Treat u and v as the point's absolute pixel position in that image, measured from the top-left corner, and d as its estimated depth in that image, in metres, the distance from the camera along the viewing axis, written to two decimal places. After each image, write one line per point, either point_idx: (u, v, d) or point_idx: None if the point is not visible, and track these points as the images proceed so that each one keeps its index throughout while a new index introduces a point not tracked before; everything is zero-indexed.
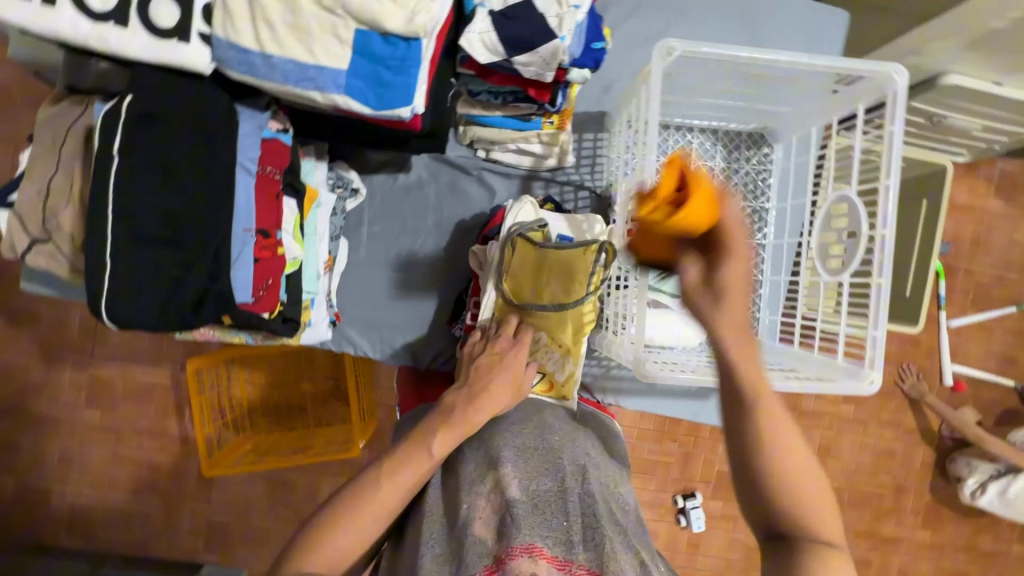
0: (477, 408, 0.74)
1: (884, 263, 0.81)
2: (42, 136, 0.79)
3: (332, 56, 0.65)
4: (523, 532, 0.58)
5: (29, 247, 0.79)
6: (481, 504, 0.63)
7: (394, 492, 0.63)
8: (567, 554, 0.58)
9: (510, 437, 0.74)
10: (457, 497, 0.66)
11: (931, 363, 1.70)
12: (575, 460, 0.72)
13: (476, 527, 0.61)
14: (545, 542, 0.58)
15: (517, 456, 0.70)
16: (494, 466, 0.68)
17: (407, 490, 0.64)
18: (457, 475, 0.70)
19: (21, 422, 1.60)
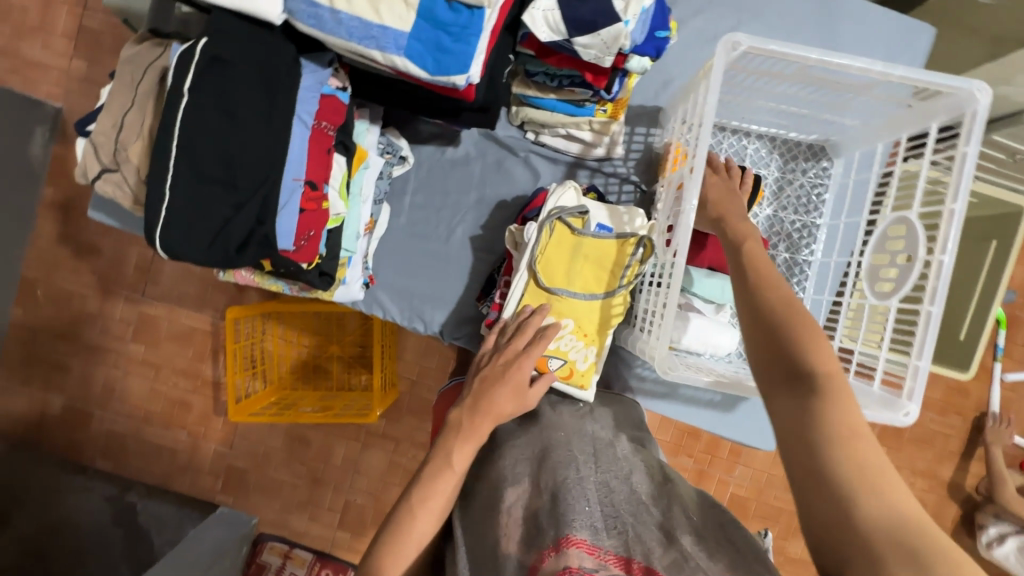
0: (482, 419, 0.74)
1: (937, 290, 0.77)
2: (123, 72, 0.83)
3: (396, 17, 0.67)
4: (548, 534, 0.56)
5: (99, 175, 0.84)
6: (505, 521, 0.63)
7: (424, 522, 0.67)
8: (596, 537, 0.55)
9: (517, 450, 0.75)
10: (483, 521, 0.67)
11: (978, 416, 1.61)
12: (584, 450, 0.72)
13: (504, 545, 0.60)
14: (575, 530, 0.55)
15: (529, 466, 0.71)
16: (510, 483, 0.68)
17: (436, 516, 0.68)
18: (479, 497, 0.71)
19: (73, 345, 1.71)
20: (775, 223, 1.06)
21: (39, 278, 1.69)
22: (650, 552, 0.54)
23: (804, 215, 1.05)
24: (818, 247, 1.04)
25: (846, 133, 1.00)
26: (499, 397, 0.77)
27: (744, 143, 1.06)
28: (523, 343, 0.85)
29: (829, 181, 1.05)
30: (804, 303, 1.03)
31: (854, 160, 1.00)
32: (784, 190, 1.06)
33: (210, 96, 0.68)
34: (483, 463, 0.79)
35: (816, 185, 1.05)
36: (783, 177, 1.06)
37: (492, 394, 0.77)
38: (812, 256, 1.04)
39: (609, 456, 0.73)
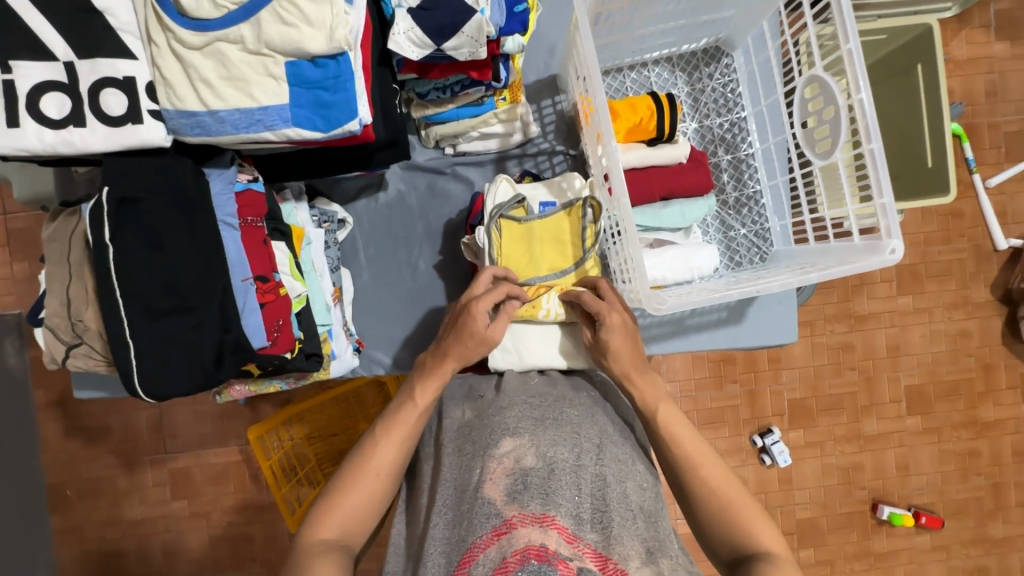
0: (449, 359, 0.80)
1: (869, 128, 0.79)
2: (52, 252, 0.84)
3: (271, 94, 0.68)
4: (535, 502, 0.60)
5: (68, 354, 0.84)
6: (495, 465, 0.65)
7: (390, 454, 0.75)
8: (577, 528, 0.59)
9: (522, 405, 0.75)
10: (470, 461, 0.69)
11: (980, 230, 1.64)
12: (591, 436, 0.72)
13: (487, 489, 0.62)
14: (559, 513, 0.59)
15: (532, 421, 0.71)
16: (511, 431, 0.69)
17: (400, 448, 0.76)
18: (470, 436, 0.73)
19: (121, 529, 1.70)
20: (706, 132, 1.08)
21: (63, 479, 1.69)
22: (627, 558, 0.58)
23: (728, 114, 1.06)
24: (755, 136, 1.04)
25: (731, 26, 1.02)
26: (461, 335, 0.81)
27: (645, 74, 1.08)
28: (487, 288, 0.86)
29: (737, 74, 1.06)
30: (765, 195, 1.04)
31: (749, 46, 1.01)
32: (699, 100, 1.08)
33: (132, 236, 0.69)
34: (480, 405, 0.80)
35: (727, 83, 1.06)
36: (694, 89, 1.08)
37: (455, 337, 0.81)
38: (752, 147, 1.05)
39: (614, 450, 0.72)
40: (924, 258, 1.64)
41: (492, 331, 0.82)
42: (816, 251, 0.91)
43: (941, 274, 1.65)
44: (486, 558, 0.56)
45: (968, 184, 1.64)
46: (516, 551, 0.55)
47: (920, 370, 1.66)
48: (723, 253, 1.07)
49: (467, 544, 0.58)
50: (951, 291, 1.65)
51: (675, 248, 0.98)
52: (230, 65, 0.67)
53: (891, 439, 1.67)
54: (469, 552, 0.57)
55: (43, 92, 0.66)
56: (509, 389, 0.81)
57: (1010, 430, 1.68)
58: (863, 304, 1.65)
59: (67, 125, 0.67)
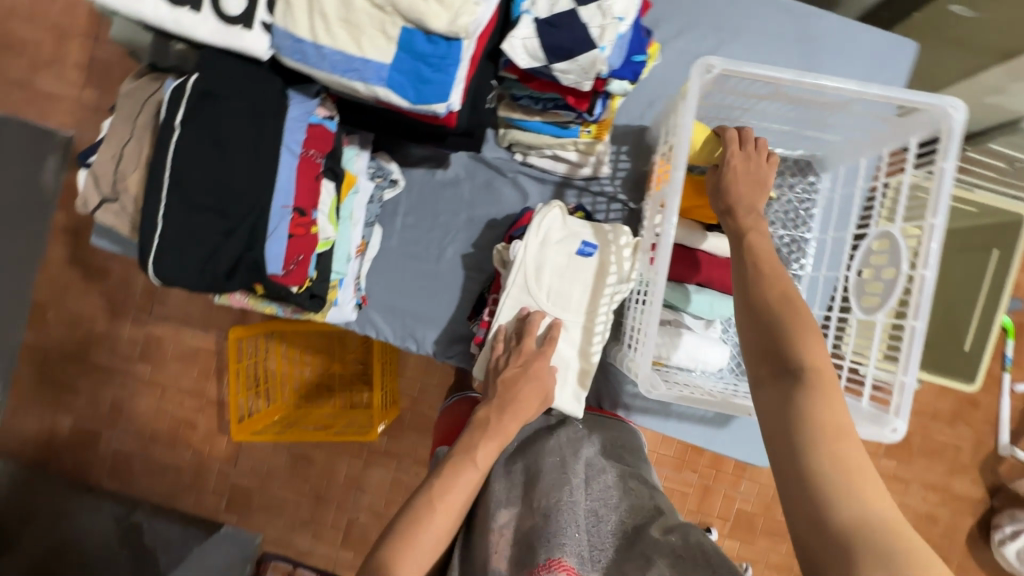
0: (509, 418, 0.84)
1: (921, 303, 0.78)
2: (123, 107, 0.87)
3: (377, 50, 0.69)
4: (543, 551, 0.65)
5: (100, 205, 0.87)
6: (495, 538, 0.70)
7: (445, 517, 0.70)
8: (582, 565, 0.65)
9: (512, 474, 0.81)
10: (472, 547, 0.73)
11: (991, 427, 1.60)
12: (578, 478, 0.79)
13: (495, 562, 0.68)
14: (565, 554, 0.64)
15: (522, 489, 0.78)
16: (503, 503, 0.75)
17: (456, 514, 0.72)
18: (470, 520, 0.77)
19: (82, 368, 1.74)
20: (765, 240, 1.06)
21: (49, 301, 1.74)
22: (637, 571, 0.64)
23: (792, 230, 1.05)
24: (808, 261, 1.03)
25: (832, 149, 1.01)
26: (529, 395, 0.87)
27: None
28: (535, 343, 0.91)
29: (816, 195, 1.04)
30: None
31: (839, 175, 1.00)
32: None
33: (202, 130, 0.71)
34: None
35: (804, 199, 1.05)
36: None
37: (520, 394, 0.87)
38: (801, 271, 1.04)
39: (598, 482, 0.81)
40: (923, 431, 1.62)
41: (549, 389, 0.90)
42: None
43: (933, 453, 1.61)
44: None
45: (996, 379, 1.60)
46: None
47: None
48: (733, 357, 1.06)
49: None
50: (937, 473, 1.62)
51: (691, 335, 0.97)
52: (351, 10, 0.68)
53: None
54: None
55: None
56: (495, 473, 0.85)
57: None
58: None
59: (184, 5, 0.68)
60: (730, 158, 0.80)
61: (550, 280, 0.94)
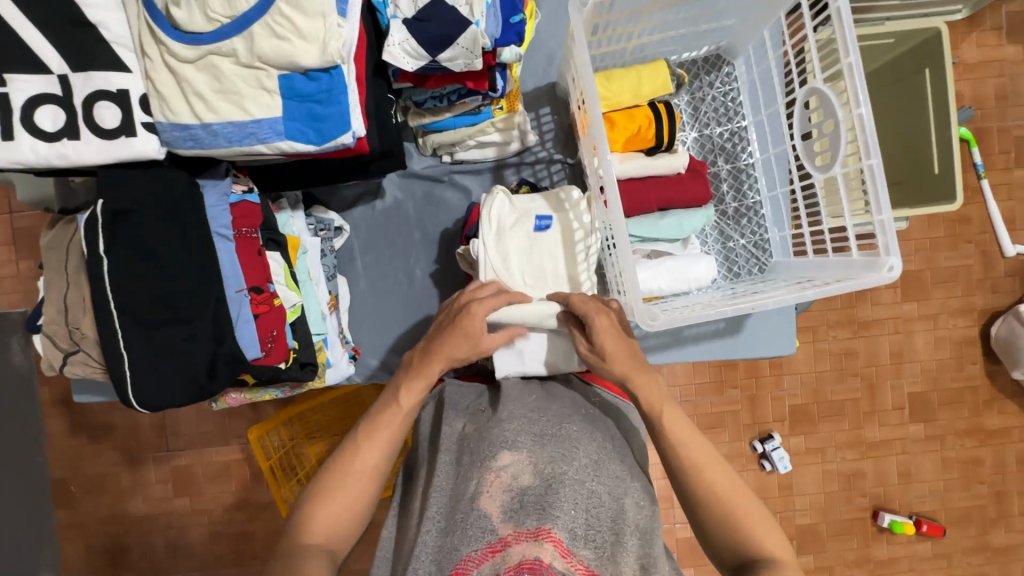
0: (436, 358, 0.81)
1: (868, 141, 0.77)
2: (51, 260, 0.85)
3: (264, 107, 0.68)
4: (531, 516, 0.59)
5: (65, 361, 0.85)
6: (492, 479, 0.64)
7: (371, 454, 0.76)
8: (573, 543, 0.58)
9: (523, 417, 0.74)
10: (466, 473, 0.68)
11: (988, 235, 1.62)
12: (589, 453, 0.70)
13: (484, 502, 0.62)
14: (555, 525, 0.58)
15: (532, 436, 0.70)
16: (509, 444, 0.68)
17: (384, 448, 0.77)
18: (468, 449, 0.72)
19: (124, 525, 1.72)
20: (705, 142, 1.07)
21: (66, 475, 1.71)
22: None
23: (728, 123, 1.05)
24: (755, 146, 1.03)
25: (733, 34, 1.00)
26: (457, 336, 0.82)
27: None
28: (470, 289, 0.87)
29: (737, 83, 1.04)
30: (764, 205, 1.03)
31: (750, 55, 1.00)
32: (700, 109, 1.06)
33: (127, 250, 0.70)
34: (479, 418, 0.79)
35: (728, 91, 1.05)
36: (695, 98, 1.06)
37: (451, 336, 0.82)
38: (752, 157, 1.04)
39: (613, 467, 0.70)
40: (929, 264, 1.63)
41: (481, 336, 0.83)
42: (817, 264, 0.90)
43: (946, 280, 1.63)
44: (480, 571, 0.56)
45: (976, 189, 1.61)
46: (510, 566, 0.55)
47: (924, 378, 1.65)
48: (721, 264, 1.06)
49: (460, 555, 0.58)
50: (957, 298, 1.63)
51: (671, 260, 0.98)
52: (223, 78, 0.67)
53: (894, 446, 1.66)
54: (461, 565, 0.57)
55: (37, 105, 0.66)
56: (508, 402, 0.79)
57: (1015, 439, 1.67)
58: (865, 310, 1.63)
59: (61, 138, 0.67)
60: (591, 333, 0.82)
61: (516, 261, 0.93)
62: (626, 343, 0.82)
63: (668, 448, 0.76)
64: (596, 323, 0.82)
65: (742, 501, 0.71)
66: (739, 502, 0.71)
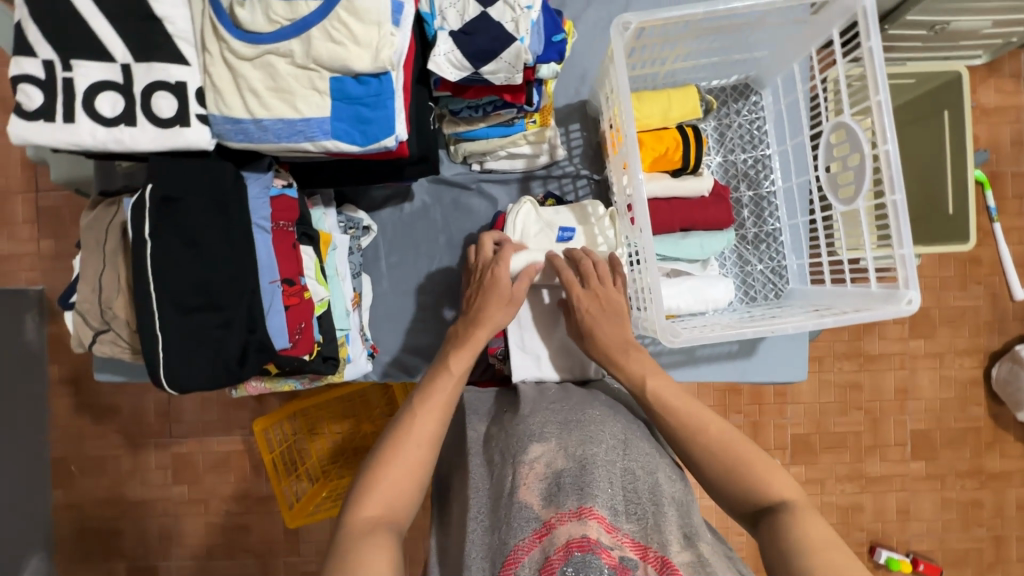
0: (478, 325, 0.85)
1: (893, 176, 0.80)
2: (89, 240, 0.88)
3: (314, 107, 0.71)
4: (571, 498, 0.60)
5: (94, 339, 0.87)
6: (526, 470, 0.65)
7: (428, 425, 0.74)
8: (615, 518, 0.60)
9: (548, 412, 0.75)
10: (500, 470, 0.69)
11: (998, 278, 1.63)
12: (615, 434, 0.71)
13: (522, 493, 0.63)
14: (596, 504, 0.59)
15: (558, 426, 0.72)
16: (537, 436, 0.70)
17: (439, 419, 0.75)
18: (497, 447, 0.73)
19: (121, 508, 1.72)
20: (729, 167, 1.09)
21: (68, 454, 1.71)
22: (667, 544, 0.58)
23: (752, 151, 1.08)
24: (777, 175, 1.06)
25: (763, 65, 1.03)
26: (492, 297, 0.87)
27: None
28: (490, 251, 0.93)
29: (764, 112, 1.07)
30: (784, 232, 1.05)
31: (778, 86, 1.03)
32: (726, 135, 1.08)
33: (172, 235, 0.72)
34: (501, 419, 0.81)
35: (754, 120, 1.07)
36: (721, 124, 1.09)
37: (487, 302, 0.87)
38: (774, 185, 1.06)
39: (639, 445, 0.72)
40: (938, 303, 1.64)
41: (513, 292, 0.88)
42: (833, 293, 0.92)
43: (955, 320, 1.64)
44: (531, 560, 0.57)
45: (988, 232, 1.64)
46: (559, 548, 0.56)
47: (927, 415, 1.65)
48: (739, 287, 1.08)
49: (509, 546, 0.58)
50: (965, 337, 1.64)
51: (690, 280, 0.99)
52: (278, 77, 0.70)
53: (894, 483, 1.66)
54: (512, 555, 0.58)
55: (98, 91, 0.69)
56: (528, 402, 0.81)
57: (1016, 483, 1.66)
58: (872, 344, 1.65)
59: (118, 123, 0.70)
60: (579, 302, 0.88)
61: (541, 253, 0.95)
62: (617, 323, 0.86)
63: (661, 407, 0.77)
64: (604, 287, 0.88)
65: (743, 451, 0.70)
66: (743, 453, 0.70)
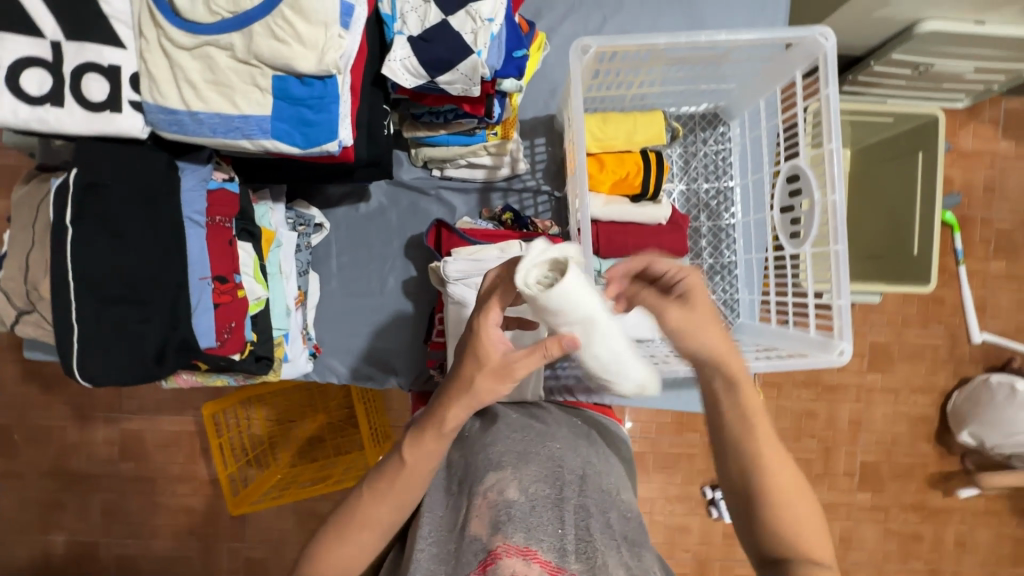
0: (457, 405, 0.65)
1: (839, 226, 0.81)
2: (20, 217, 0.84)
3: (254, 104, 0.68)
4: (519, 534, 0.59)
5: (18, 319, 0.84)
6: (479, 501, 0.65)
7: (386, 512, 0.67)
8: (561, 559, 0.59)
9: (509, 438, 0.73)
10: (456, 499, 0.68)
11: (958, 319, 1.66)
12: (574, 468, 0.70)
13: (473, 525, 0.62)
14: (541, 547, 0.59)
15: (516, 455, 0.70)
16: (495, 465, 0.68)
17: (396, 504, 0.67)
18: (456, 474, 0.72)
19: (62, 481, 1.68)
20: (691, 196, 1.08)
21: (12, 422, 1.67)
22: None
23: (715, 182, 1.07)
24: (737, 209, 1.06)
25: (732, 97, 1.03)
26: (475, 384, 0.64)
27: None
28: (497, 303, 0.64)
29: (730, 144, 1.06)
30: (739, 266, 1.06)
31: (745, 120, 1.02)
32: (690, 164, 1.08)
33: (94, 224, 0.69)
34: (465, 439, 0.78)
35: (719, 151, 1.07)
36: (687, 152, 1.08)
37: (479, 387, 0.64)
38: (734, 219, 1.06)
39: (597, 480, 0.70)
40: (898, 339, 1.66)
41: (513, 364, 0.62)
42: (777, 333, 0.93)
43: (912, 357, 1.66)
44: None
45: (953, 273, 1.66)
46: None
47: (878, 447, 1.68)
48: None
49: None
50: (920, 375, 1.67)
51: (639, 306, 0.99)
52: (217, 70, 0.67)
53: (840, 511, 1.68)
54: None
55: (22, 66, 0.65)
56: (495, 422, 0.79)
57: (958, 520, 1.70)
58: (830, 374, 1.67)
59: (43, 103, 0.66)
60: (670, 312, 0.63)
61: (590, 300, 0.56)
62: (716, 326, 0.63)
63: (738, 429, 0.60)
64: (692, 297, 0.63)
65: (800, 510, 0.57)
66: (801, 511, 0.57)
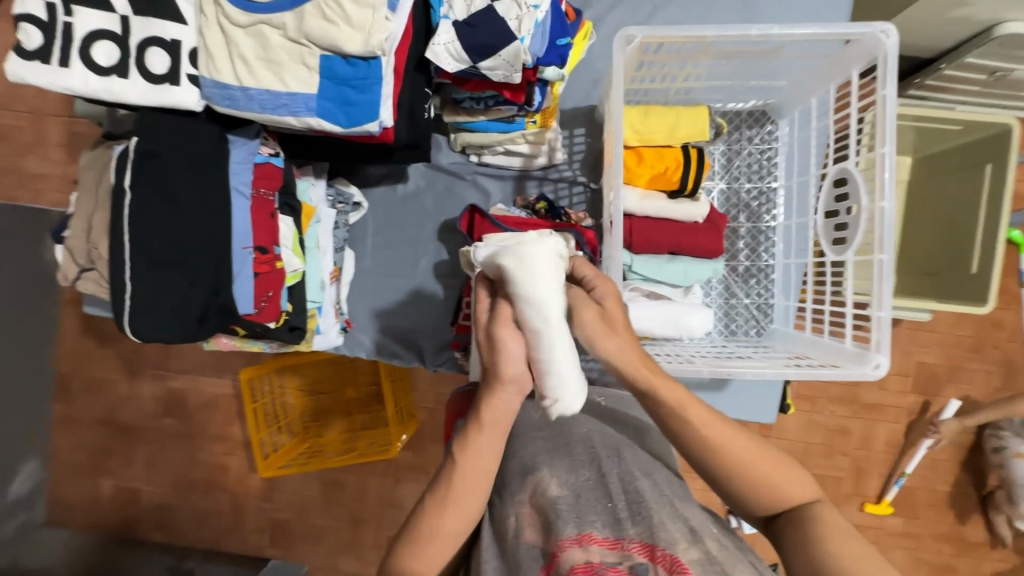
0: (495, 398, 0.60)
1: (885, 234, 0.77)
2: (87, 180, 0.90)
3: (301, 82, 0.71)
4: (570, 525, 0.59)
5: (79, 275, 0.90)
6: (524, 508, 0.65)
7: (455, 522, 0.64)
8: (618, 530, 0.59)
9: (537, 435, 0.75)
10: (500, 509, 0.69)
11: (1016, 345, 1.56)
12: (606, 445, 0.72)
13: (526, 534, 0.63)
14: (595, 528, 0.59)
15: (547, 451, 0.71)
16: (529, 467, 0.70)
17: (464, 516, 0.64)
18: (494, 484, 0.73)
19: (112, 430, 1.81)
20: (731, 196, 1.05)
21: (70, 372, 1.80)
22: (674, 542, 0.57)
23: (759, 182, 1.04)
24: (780, 211, 1.02)
25: (783, 94, 0.99)
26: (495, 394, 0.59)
27: None
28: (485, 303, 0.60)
29: (777, 144, 1.03)
30: (777, 270, 1.02)
31: (795, 119, 0.98)
32: (733, 162, 1.04)
33: (149, 189, 0.74)
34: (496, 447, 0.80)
35: (765, 150, 1.03)
36: (731, 149, 1.04)
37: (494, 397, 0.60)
38: (775, 221, 1.03)
39: (633, 452, 0.71)
40: (948, 360, 1.57)
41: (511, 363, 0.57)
42: (810, 341, 0.90)
43: (961, 381, 1.57)
44: None
45: (1015, 296, 1.55)
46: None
47: (914, 472, 1.60)
48: (721, 319, 1.05)
49: None
50: (969, 400, 1.57)
51: (669, 304, 0.97)
52: (269, 48, 0.70)
53: (867, 534, 1.62)
54: None
55: (95, 40, 0.70)
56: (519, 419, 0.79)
57: (997, 557, 1.60)
58: (869, 392, 1.60)
59: (111, 74, 0.71)
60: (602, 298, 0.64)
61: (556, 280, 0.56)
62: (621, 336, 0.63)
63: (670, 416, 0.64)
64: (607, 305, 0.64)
65: (772, 469, 0.63)
66: (774, 471, 0.63)
